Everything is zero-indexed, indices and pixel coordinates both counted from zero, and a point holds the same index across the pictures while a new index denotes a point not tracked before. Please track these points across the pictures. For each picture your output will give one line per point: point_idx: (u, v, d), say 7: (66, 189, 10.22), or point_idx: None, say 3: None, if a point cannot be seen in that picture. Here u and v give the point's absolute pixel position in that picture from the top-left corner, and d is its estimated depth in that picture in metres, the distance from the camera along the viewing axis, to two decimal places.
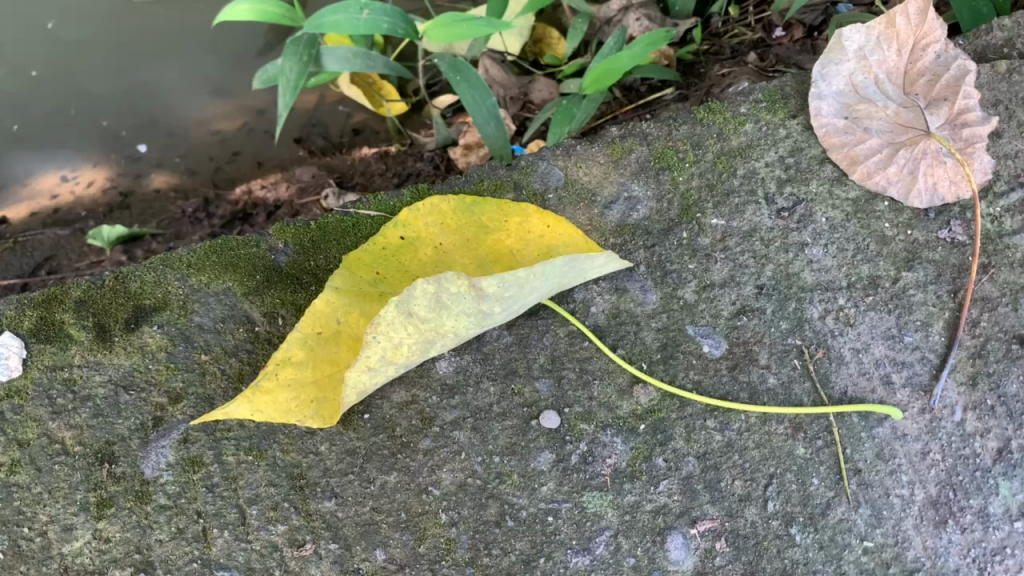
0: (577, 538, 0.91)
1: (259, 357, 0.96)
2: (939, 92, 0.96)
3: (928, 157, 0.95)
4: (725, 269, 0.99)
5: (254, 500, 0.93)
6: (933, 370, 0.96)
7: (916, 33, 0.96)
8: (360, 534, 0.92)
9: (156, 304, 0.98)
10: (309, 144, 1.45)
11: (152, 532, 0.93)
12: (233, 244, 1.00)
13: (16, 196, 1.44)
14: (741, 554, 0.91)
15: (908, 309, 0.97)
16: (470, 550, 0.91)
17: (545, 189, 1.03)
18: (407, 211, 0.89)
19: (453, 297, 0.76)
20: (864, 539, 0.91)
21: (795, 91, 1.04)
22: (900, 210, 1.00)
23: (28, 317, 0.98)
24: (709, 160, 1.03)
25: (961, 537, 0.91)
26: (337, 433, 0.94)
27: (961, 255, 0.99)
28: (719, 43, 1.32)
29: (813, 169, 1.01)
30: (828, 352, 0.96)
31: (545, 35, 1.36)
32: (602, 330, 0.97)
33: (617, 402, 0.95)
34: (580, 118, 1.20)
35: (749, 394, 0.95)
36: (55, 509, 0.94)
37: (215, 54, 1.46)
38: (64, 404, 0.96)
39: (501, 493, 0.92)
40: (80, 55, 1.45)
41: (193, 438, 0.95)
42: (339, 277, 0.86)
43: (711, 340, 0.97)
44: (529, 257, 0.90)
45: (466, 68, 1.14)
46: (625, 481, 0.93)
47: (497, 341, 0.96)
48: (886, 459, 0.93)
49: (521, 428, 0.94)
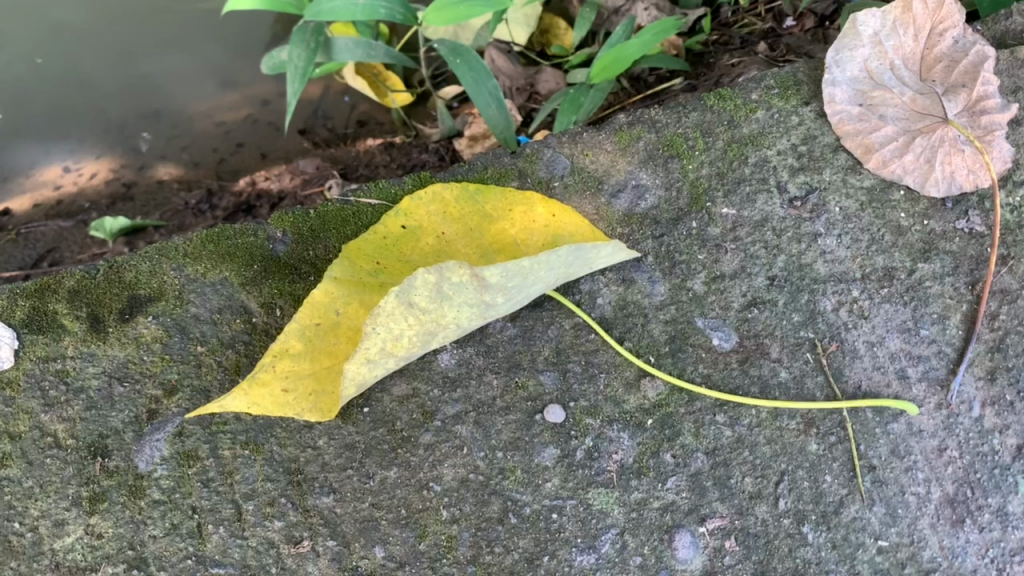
0: (582, 536, 0.89)
1: (257, 349, 0.94)
2: (957, 77, 0.93)
3: (946, 144, 0.92)
4: (735, 259, 0.96)
5: (250, 495, 0.91)
6: (950, 365, 0.93)
7: (933, 17, 0.93)
8: (359, 531, 0.90)
9: (151, 294, 0.96)
10: (313, 135, 1.43)
11: (145, 528, 0.91)
12: (230, 233, 0.98)
13: (17, 188, 1.43)
14: (751, 553, 0.88)
15: (924, 301, 0.94)
16: (471, 547, 0.89)
17: (550, 177, 1.01)
18: (408, 200, 0.87)
19: (454, 287, 0.74)
20: (878, 538, 0.88)
21: (808, 78, 1.01)
22: (916, 200, 0.97)
23: (20, 307, 0.96)
24: (720, 148, 1.00)
25: (979, 537, 0.89)
26: (336, 426, 0.92)
27: (980, 246, 0.95)
28: (728, 33, 1.29)
29: (826, 157, 0.98)
30: (842, 346, 0.93)
31: (552, 26, 1.33)
32: (609, 323, 0.95)
33: (623, 396, 0.92)
34: (588, 108, 1.16)
35: (759, 388, 0.92)
36: (48, 503, 0.92)
37: (220, 45, 1.44)
38: (56, 397, 0.94)
39: (504, 489, 0.90)
40: (82, 43, 1.42)
41: (188, 432, 0.93)
42: (338, 267, 0.84)
43: (721, 333, 0.94)
44: (533, 247, 0.88)
45: (466, 51, 1.12)
46: (631, 478, 0.90)
47: (501, 334, 0.94)
48: (901, 456, 0.90)
49: (525, 423, 0.91)
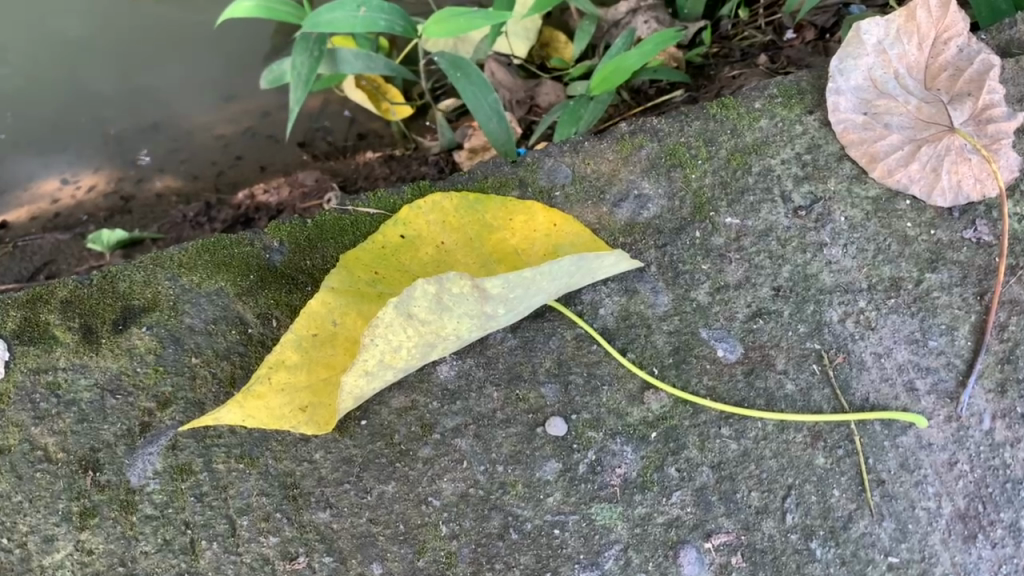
0: (585, 553, 0.87)
1: (252, 360, 0.93)
2: (962, 87, 0.92)
3: (953, 153, 0.91)
4: (740, 270, 0.95)
5: (245, 510, 0.89)
6: (960, 376, 0.91)
7: (937, 26, 0.93)
8: (356, 547, 0.88)
9: (145, 305, 0.95)
10: (312, 148, 1.42)
11: (137, 544, 0.89)
12: (227, 243, 0.96)
13: (16, 200, 1.42)
14: (758, 570, 0.86)
15: (932, 312, 0.93)
16: (471, 564, 0.87)
17: (551, 186, 0.99)
18: (408, 209, 0.86)
19: (455, 298, 0.73)
20: (889, 554, 0.86)
21: (811, 86, 1.01)
22: (922, 209, 0.95)
23: (12, 317, 0.95)
24: (723, 157, 0.99)
25: (992, 553, 0.87)
26: (333, 440, 0.90)
27: (988, 256, 0.94)
28: (728, 46, 1.29)
29: (831, 166, 0.97)
30: (849, 357, 0.92)
31: (552, 39, 1.34)
32: (612, 333, 0.93)
33: (627, 409, 0.90)
34: (588, 120, 1.16)
35: (765, 400, 0.90)
36: (37, 519, 0.90)
37: (220, 56, 1.42)
38: (47, 409, 0.93)
39: (505, 503, 0.88)
40: (82, 56, 1.41)
41: (181, 445, 0.91)
42: (336, 277, 0.83)
43: (725, 344, 0.92)
44: (534, 257, 0.87)
45: (466, 64, 1.11)
46: (635, 493, 0.88)
47: (501, 344, 0.92)
48: (911, 470, 0.88)
49: (526, 436, 0.90)
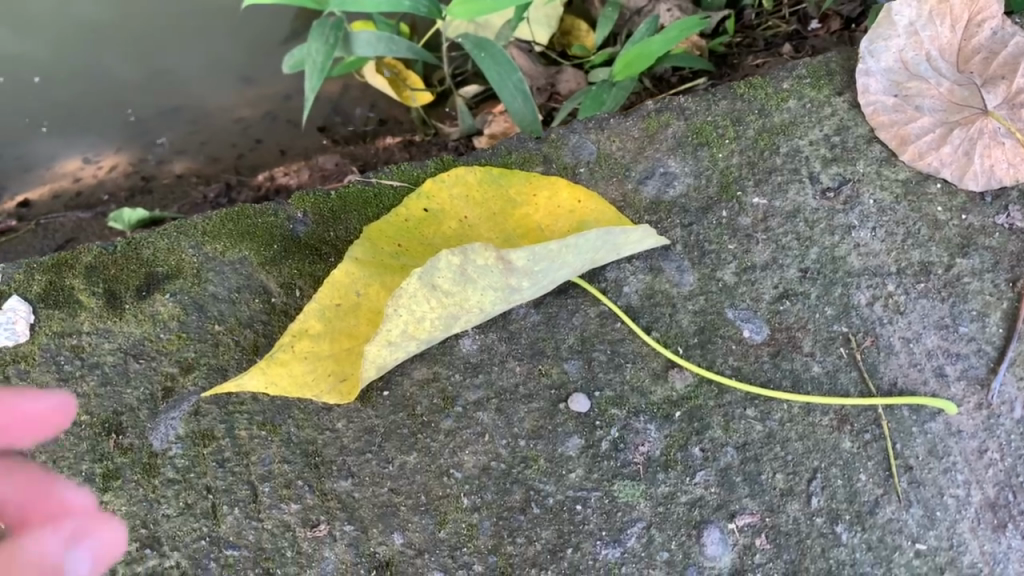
0: (607, 529, 0.86)
1: (275, 330, 0.92)
2: (995, 70, 0.90)
3: (985, 137, 0.89)
4: (767, 250, 0.93)
5: (266, 477, 0.89)
6: (990, 364, 0.89)
7: (971, 7, 0.90)
8: (377, 516, 0.87)
9: (169, 272, 0.95)
10: (332, 132, 1.42)
11: (158, 507, 0.89)
12: (251, 213, 0.97)
13: (38, 178, 1.43)
14: (782, 552, 0.85)
15: (963, 298, 0.91)
16: (493, 537, 0.86)
17: (576, 163, 0.99)
18: (431, 182, 0.86)
19: (479, 270, 0.72)
20: (916, 541, 0.84)
21: (841, 68, 0.99)
22: (953, 193, 0.94)
23: (37, 281, 0.95)
24: (751, 136, 0.97)
25: (1022, 543, 0.85)
26: (355, 409, 0.90)
27: (1021, 242, 0.92)
28: (752, 35, 1.27)
29: (860, 148, 0.96)
30: (877, 341, 0.90)
31: (573, 28, 1.32)
32: (636, 311, 0.92)
33: (650, 387, 0.89)
34: (611, 105, 1.14)
35: (792, 381, 0.89)
36: (60, 479, 0.90)
37: (240, 40, 1.42)
38: (71, 371, 0.93)
39: (527, 478, 0.87)
40: (102, 38, 1.41)
41: (204, 411, 0.91)
42: (359, 248, 0.82)
43: (751, 324, 0.91)
44: (558, 233, 0.86)
45: (490, 45, 1.10)
46: (658, 471, 0.87)
47: (524, 320, 0.91)
48: (940, 457, 0.86)
49: (548, 411, 0.89)
